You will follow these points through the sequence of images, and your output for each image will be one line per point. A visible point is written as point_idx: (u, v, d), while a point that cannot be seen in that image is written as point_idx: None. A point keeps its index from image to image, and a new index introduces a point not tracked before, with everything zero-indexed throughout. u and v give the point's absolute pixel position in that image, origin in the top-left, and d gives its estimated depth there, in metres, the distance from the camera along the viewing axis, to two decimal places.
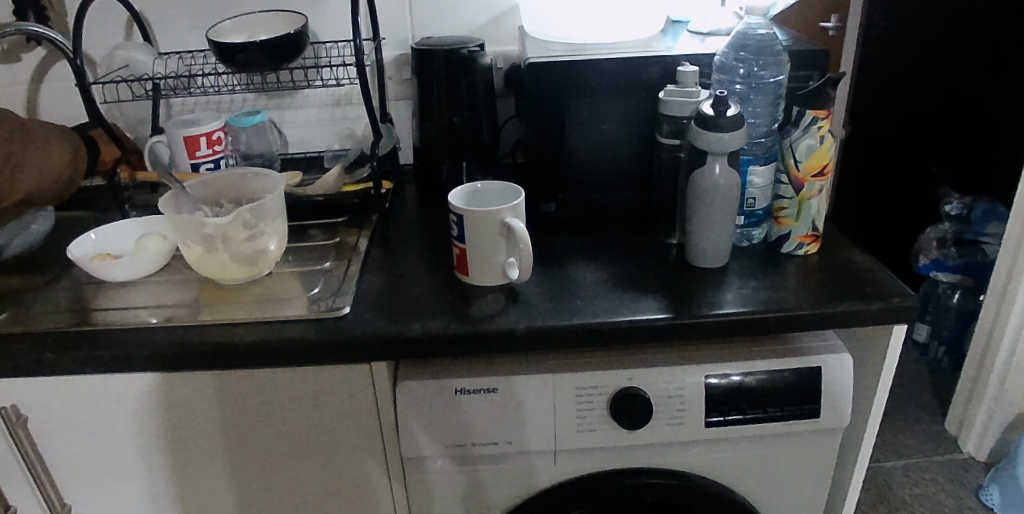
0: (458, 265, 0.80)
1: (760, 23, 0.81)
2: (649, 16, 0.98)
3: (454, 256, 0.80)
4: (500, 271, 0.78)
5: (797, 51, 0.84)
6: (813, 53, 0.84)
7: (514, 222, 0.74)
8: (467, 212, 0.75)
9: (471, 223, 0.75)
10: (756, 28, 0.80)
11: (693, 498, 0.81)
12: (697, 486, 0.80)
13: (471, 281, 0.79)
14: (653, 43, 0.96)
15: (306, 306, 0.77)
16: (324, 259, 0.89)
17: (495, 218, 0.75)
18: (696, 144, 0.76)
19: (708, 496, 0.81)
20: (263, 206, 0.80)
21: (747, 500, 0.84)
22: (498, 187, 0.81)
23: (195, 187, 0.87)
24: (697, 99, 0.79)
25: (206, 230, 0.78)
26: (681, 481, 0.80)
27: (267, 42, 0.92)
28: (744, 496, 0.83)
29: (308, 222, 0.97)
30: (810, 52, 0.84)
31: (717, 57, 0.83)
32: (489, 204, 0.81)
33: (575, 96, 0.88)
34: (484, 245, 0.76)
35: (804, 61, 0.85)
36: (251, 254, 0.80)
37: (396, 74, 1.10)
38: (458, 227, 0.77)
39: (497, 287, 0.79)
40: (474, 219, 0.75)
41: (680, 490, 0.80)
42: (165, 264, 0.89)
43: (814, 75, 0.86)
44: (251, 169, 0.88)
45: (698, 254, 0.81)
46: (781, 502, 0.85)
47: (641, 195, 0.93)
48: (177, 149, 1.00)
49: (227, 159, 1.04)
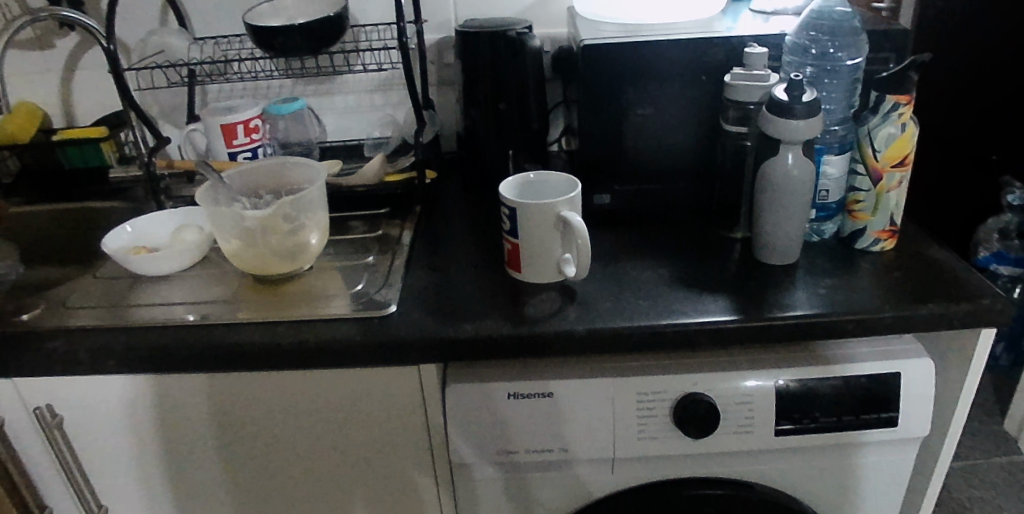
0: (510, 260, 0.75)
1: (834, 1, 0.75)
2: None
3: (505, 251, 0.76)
4: (555, 267, 0.73)
5: (876, 31, 0.78)
6: (893, 33, 0.78)
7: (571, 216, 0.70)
8: (520, 205, 0.70)
9: (524, 217, 0.71)
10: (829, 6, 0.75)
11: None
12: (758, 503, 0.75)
13: (524, 279, 0.75)
14: (712, 24, 0.90)
15: (351, 303, 0.73)
16: (367, 252, 0.84)
17: (550, 210, 0.70)
18: (767, 132, 0.70)
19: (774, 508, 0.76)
20: (304, 198, 0.76)
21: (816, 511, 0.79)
22: (551, 177, 0.76)
23: (233, 177, 0.84)
24: (767, 83, 0.73)
25: (246, 223, 0.74)
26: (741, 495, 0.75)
27: (308, 26, 0.87)
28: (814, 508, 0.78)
29: (349, 213, 0.94)
30: (891, 31, 0.77)
31: (788, 37, 0.77)
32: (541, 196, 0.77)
33: (634, 80, 0.82)
34: (540, 240, 0.72)
35: (882, 42, 0.78)
36: (293, 248, 0.77)
37: (438, 58, 1.05)
38: (510, 221, 0.72)
39: (551, 284, 0.74)
40: (527, 211, 0.71)
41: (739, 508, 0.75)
42: (203, 257, 0.86)
43: (897, 55, 0.79)
44: (291, 158, 0.84)
45: (766, 250, 0.76)
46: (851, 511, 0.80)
47: (701, 187, 0.88)
48: (214, 137, 0.97)
49: (264, 148, 1.01)
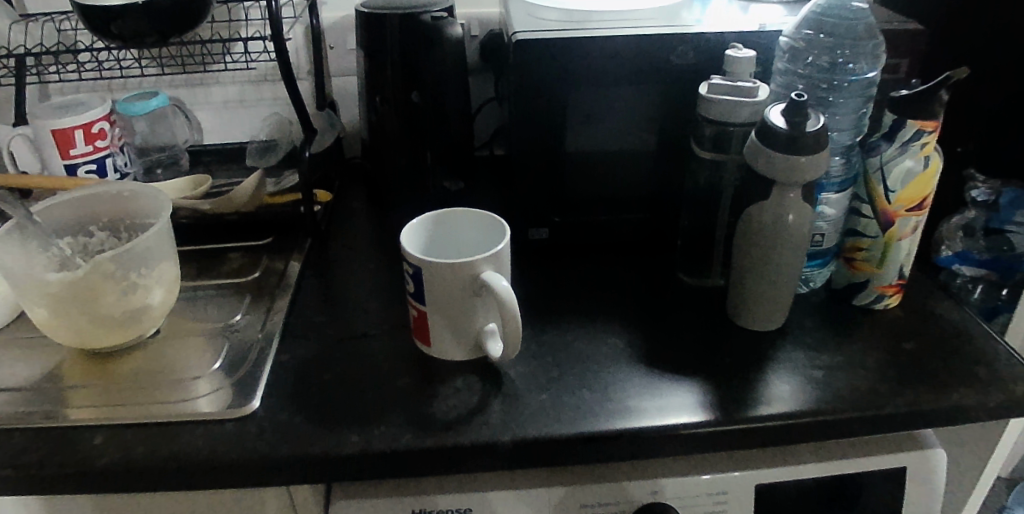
0: (415, 329, 0.57)
1: None
2: None
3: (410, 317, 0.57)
4: (480, 341, 0.56)
5: (885, 32, 0.61)
6: (906, 35, 0.61)
7: (494, 278, 0.52)
8: (429, 265, 0.52)
9: (436, 280, 0.53)
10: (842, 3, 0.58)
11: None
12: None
13: (436, 354, 0.57)
14: (679, 13, 0.72)
15: (201, 394, 0.53)
16: (236, 305, 0.64)
17: (471, 271, 0.52)
18: (757, 167, 0.54)
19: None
20: (136, 247, 0.55)
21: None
22: (476, 217, 0.58)
23: (44, 213, 0.60)
24: (756, 99, 0.57)
25: (51, 292, 0.52)
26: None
27: (155, 3, 0.64)
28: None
29: (220, 244, 0.73)
30: (903, 33, 0.61)
31: (782, 39, 0.59)
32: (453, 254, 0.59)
33: (588, 87, 0.64)
34: (458, 308, 0.54)
35: (891, 46, 0.62)
36: (125, 317, 0.55)
37: (340, 42, 0.84)
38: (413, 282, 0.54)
39: (473, 362, 0.57)
40: (439, 272, 0.53)
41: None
42: (15, 317, 0.63)
43: (911, 63, 0.63)
44: (128, 183, 0.62)
45: (747, 314, 0.60)
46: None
47: (663, 216, 0.71)
48: (43, 146, 0.72)
49: (115, 157, 0.77)
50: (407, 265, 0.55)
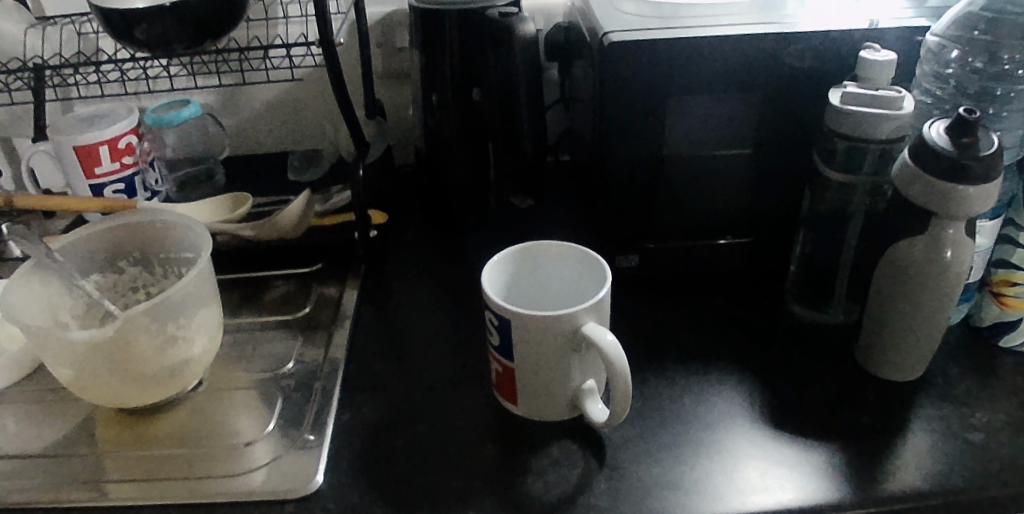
0: (498, 386, 0.50)
1: None
2: None
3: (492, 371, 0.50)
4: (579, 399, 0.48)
5: None
6: None
7: (596, 330, 0.44)
8: (521, 316, 0.45)
9: (527, 331, 0.45)
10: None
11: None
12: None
13: (525, 414, 0.49)
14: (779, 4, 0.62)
15: (254, 466, 0.46)
16: (287, 347, 0.57)
17: (572, 322, 0.45)
18: (912, 196, 0.45)
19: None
20: (170, 297, 0.47)
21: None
22: (568, 260, 0.49)
23: (66, 249, 0.53)
24: (903, 111, 0.48)
25: (77, 350, 0.45)
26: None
27: (185, 5, 0.56)
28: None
29: (264, 272, 0.65)
30: None
31: (932, 37, 0.52)
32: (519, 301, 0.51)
33: (683, 96, 0.56)
34: (550, 363, 0.46)
35: None
36: (163, 375, 0.48)
37: (386, 41, 0.76)
38: (497, 332, 0.47)
39: (564, 423, 0.49)
40: (532, 322, 0.45)
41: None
42: (40, 362, 0.56)
43: None
44: (160, 212, 0.55)
45: (882, 362, 0.52)
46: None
47: (770, 238, 0.62)
48: (66, 164, 0.65)
49: (145, 174, 0.69)
50: (489, 312, 0.47)
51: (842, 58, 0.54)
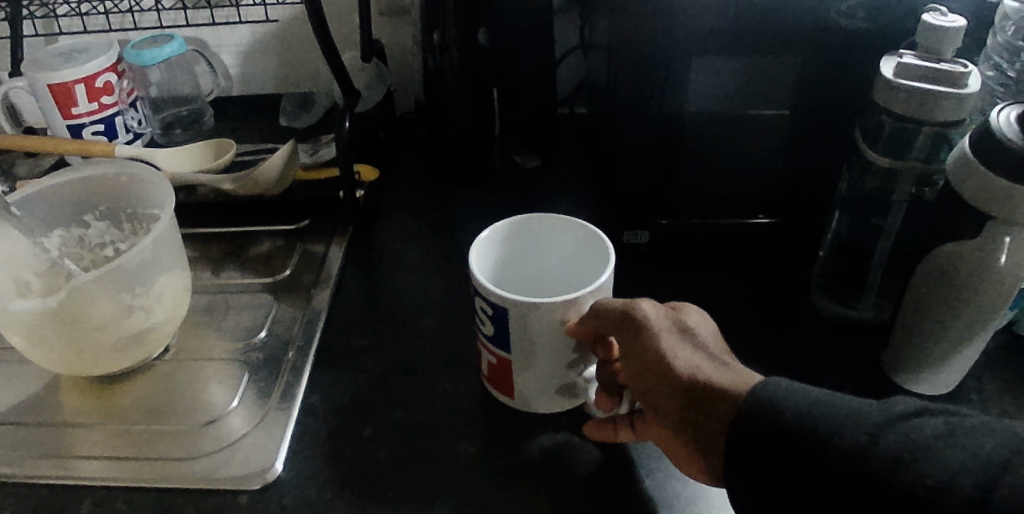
0: (490, 373, 0.45)
1: None
2: None
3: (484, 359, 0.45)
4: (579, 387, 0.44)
5: None
6: None
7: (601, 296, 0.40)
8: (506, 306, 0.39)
9: (521, 322, 0.40)
10: None
11: (677, 346, 0.36)
12: (769, 381, 0.31)
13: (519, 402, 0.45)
14: None
15: (214, 447, 0.43)
16: (262, 313, 0.53)
17: (575, 309, 0.40)
18: (966, 192, 0.38)
19: (682, 402, 0.34)
20: (124, 267, 0.44)
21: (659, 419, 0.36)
22: (576, 256, 0.45)
23: (23, 203, 0.49)
24: (967, 90, 0.41)
25: (24, 321, 0.42)
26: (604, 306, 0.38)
27: None
28: (652, 399, 0.36)
29: (248, 228, 0.61)
30: None
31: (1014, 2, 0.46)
32: (490, 273, 0.45)
33: (705, 56, 0.49)
34: (547, 354, 0.41)
35: None
36: (121, 344, 0.45)
37: None
38: (488, 319, 0.41)
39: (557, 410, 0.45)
40: (528, 312, 0.39)
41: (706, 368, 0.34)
42: None
43: None
44: (126, 165, 0.51)
45: (914, 375, 0.46)
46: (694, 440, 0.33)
47: (799, 221, 0.56)
48: (42, 104, 0.62)
49: (125, 115, 0.66)
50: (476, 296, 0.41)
51: (893, 17, 0.47)
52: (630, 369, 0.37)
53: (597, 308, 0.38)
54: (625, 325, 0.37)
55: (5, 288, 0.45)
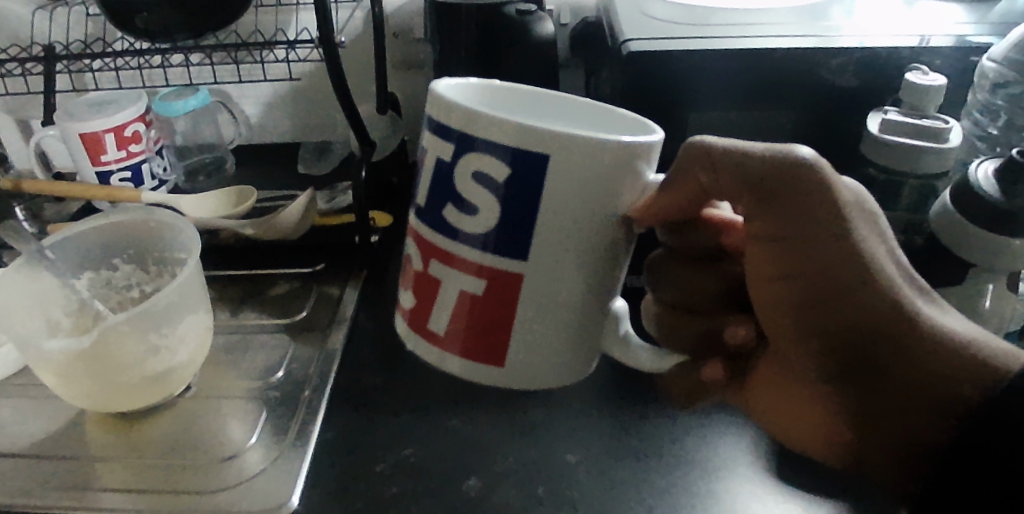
0: (459, 308, 0.33)
1: None
2: None
3: (454, 290, 0.33)
4: (591, 326, 0.35)
5: None
6: None
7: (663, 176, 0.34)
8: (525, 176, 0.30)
9: (566, 169, 0.30)
10: None
11: (867, 244, 0.35)
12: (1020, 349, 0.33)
13: (499, 354, 0.34)
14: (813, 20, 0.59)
15: (232, 482, 0.45)
16: (278, 353, 0.55)
17: (641, 153, 0.31)
18: (946, 240, 0.41)
19: (859, 333, 0.35)
20: (152, 308, 0.46)
21: (809, 340, 0.36)
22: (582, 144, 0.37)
23: (56, 247, 0.52)
24: (947, 144, 0.44)
25: (55, 361, 0.44)
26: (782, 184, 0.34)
27: None
28: (817, 319, 0.35)
29: (265, 271, 0.64)
30: None
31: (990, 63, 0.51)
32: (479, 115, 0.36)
33: (699, 109, 0.52)
34: (575, 248, 0.32)
35: None
36: (146, 383, 0.47)
37: (404, 34, 0.74)
38: (492, 191, 0.31)
39: (537, 374, 0.35)
40: (571, 151, 0.30)
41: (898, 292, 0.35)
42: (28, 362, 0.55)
43: None
44: (155, 211, 0.53)
45: None
46: (848, 370, 0.36)
47: None
48: (73, 152, 0.65)
49: (151, 164, 0.69)
50: (468, 157, 0.31)
51: (876, 76, 0.50)
52: (789, 277, 0.35)
53: (709, 157, 0.33)
54: (798, 183, 0.34)
55: (36, 328, 0.47)
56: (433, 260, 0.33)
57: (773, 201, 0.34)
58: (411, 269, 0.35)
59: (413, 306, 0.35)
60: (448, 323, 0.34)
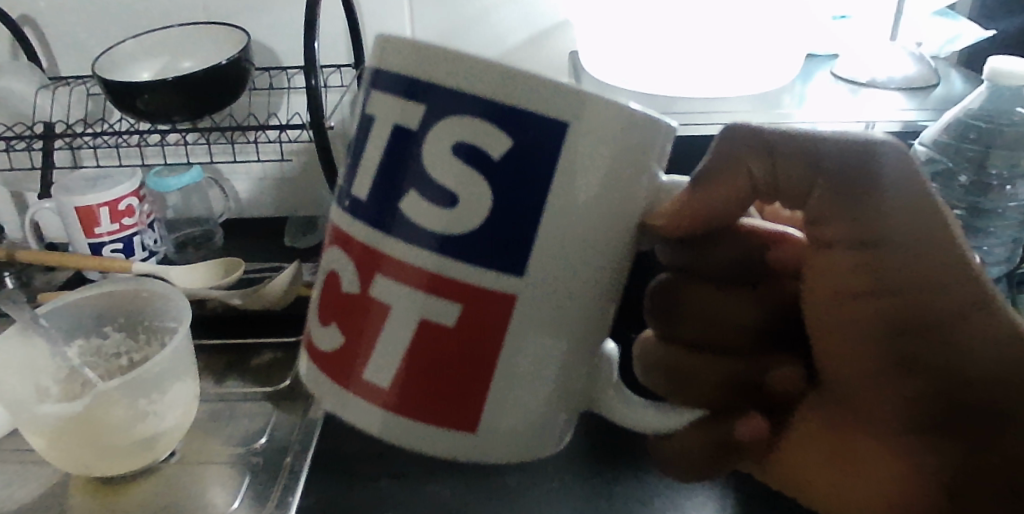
0: (416, 342, 0.27)
1: (991, 111, 0.57)
2: (754, 68, 0.69)
3: (409, 321, 0.27)
4: (580, 376, 0.30)
5: (1009, 135, 0.58)
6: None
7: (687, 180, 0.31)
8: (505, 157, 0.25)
9: (590, 134, 0.26)
10: (983, 117, 0.58)
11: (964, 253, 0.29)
12: None
13: (469, 394, 0.28)
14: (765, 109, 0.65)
15: None
16: (260, 421, 0.57)
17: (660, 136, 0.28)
18: None
19: (953, 373, 0.30)
20: (142, 376, 0.48)
21: (898, 379, 0.30)
22: None
23: (50, 315, 0.54)
24: None
25: (45, 424, 0.46)
26: (855, 191, 0.28)
27: (184, 80, 0.63)
28: (906, 353, 0.30)
29: (250, 340, 0.65)
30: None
31: (922, 146, 0.58)
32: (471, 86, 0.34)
33: None
34: (585, 242, 0.27)
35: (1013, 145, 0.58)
36: (132, 448, 0.48)
37: None
38: (476, 168, 0.26)
39: (508, 432, 0.29)
40: (592, 112, 0.26)
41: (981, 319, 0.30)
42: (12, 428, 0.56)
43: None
44: (147, 282, 0.56)
45: None
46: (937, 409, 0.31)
47: None
48: (68, 225, 0.68)
49: (142, 236, 0.72)
50: (446, 121, 0.26)
51: None
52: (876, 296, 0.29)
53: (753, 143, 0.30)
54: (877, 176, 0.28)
55: (27, 394, 0.49)
56: (378, 276, 0.27)
57: (848, 210, 0.29)
58: (339, 295, 0.29)
59: (348, 343, 0.29)
60: (397, 366, 0.28)
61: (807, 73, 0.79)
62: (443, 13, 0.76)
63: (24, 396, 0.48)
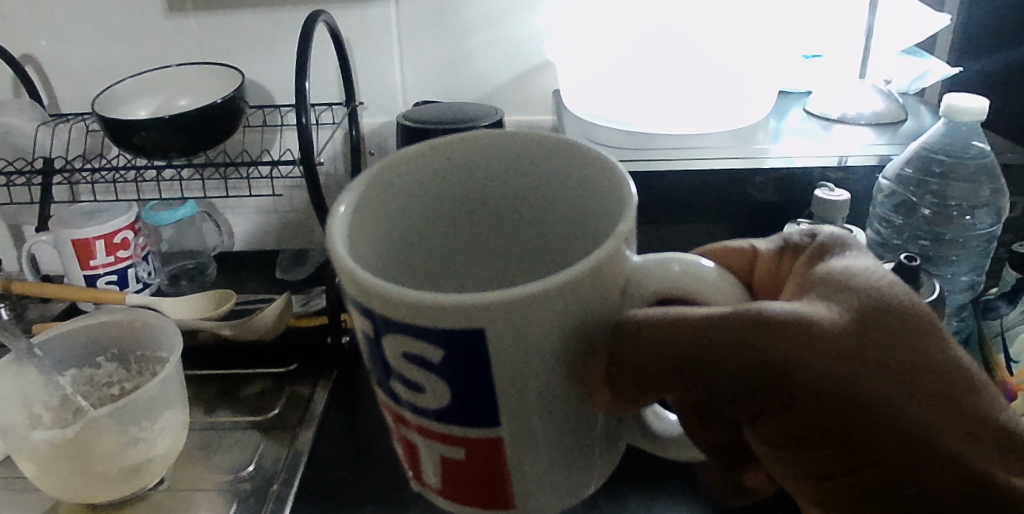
0: (445, 473, 0.26)
1: (945, 145, 0.61)
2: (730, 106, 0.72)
3: (431, 456, 0.25)
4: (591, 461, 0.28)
5: (967, 167, 0.61)
6: (990, 172, 0.61)
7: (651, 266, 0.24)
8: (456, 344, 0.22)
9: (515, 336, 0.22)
10: (937, 151, 0.62)
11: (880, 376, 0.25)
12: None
13: (503, 496, 0.26)
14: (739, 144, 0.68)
15: None
16: (247, 451, 0.58)
17: (602, 294, 0.23)
18: None
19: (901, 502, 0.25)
20: (133, 404, 0.49)
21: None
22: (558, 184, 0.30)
23: (45, 343, 0.56)
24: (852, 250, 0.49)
25: (36, 449, 0.47)
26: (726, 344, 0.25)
27: (179, 118, 0.65)
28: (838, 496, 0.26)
29: (240, 372, 0.67)
30: (986, 167, 0.61)
31: (883, 179, 0.63)
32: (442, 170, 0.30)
33: None
34: (556, 405, 0.24)
35: (972, 176, 0.61)
36: (121, 475, 0.49)
37: (381, 151, 0.83)
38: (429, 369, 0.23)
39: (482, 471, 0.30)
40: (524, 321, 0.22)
41: (944, 379, 0.25)
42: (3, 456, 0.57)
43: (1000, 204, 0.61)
44: (141, 312, 0.58)
45: None
46: None
47: None
48: (63, 256, 0.70)
49: (137, 268, 0.73)
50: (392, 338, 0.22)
51: None
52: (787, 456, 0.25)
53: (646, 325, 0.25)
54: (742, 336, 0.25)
55: (20, 421, 0.50)
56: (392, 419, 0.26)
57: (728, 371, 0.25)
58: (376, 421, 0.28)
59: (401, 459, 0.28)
60: (441, 486, 0.27)
61: (780, 110, 0.82)
62: (430, 53, 0.80)
63: (17, 423, 0.49)
